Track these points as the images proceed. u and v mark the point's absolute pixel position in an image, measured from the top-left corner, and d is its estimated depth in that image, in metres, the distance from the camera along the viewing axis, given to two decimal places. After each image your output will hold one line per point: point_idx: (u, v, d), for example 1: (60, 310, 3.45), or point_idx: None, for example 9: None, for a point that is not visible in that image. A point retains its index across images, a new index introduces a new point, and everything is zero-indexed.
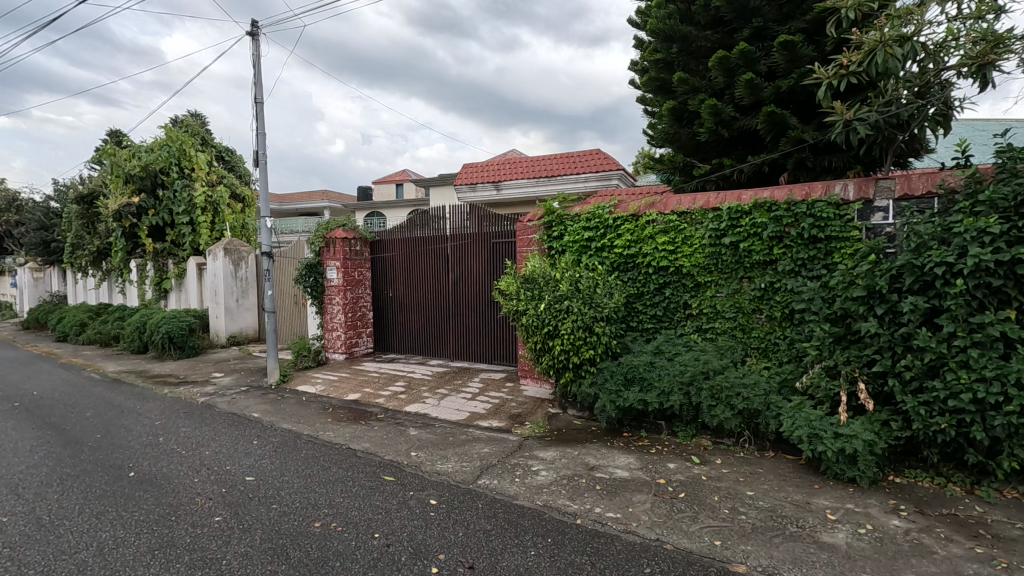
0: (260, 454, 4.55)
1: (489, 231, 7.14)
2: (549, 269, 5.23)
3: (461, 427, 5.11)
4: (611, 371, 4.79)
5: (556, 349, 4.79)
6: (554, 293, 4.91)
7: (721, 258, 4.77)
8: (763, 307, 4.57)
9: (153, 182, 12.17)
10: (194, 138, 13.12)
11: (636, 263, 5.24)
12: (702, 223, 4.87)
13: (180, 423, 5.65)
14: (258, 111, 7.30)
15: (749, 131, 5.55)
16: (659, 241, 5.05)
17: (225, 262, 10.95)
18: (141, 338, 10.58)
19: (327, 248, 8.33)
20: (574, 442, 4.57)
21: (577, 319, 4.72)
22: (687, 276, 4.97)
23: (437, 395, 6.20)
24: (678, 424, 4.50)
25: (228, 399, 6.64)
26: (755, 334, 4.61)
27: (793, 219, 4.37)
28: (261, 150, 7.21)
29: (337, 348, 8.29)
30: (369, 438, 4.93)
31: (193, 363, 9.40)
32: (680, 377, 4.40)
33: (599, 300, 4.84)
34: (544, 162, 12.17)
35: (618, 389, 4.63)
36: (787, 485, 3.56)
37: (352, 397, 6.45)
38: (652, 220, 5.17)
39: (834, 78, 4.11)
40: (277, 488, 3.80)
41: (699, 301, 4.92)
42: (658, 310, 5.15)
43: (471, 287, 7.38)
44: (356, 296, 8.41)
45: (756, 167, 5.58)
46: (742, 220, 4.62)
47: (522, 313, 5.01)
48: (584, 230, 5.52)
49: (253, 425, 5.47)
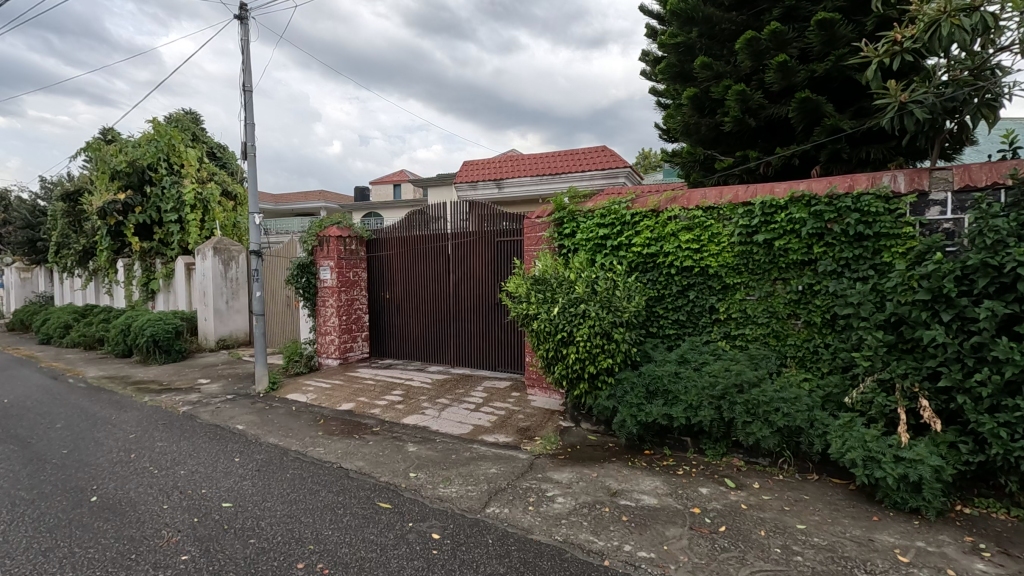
0: (242, 474, 4.08)
1: (493, 228, 6.68)
2: (560, 269, 4.77)
3: (464, 443, 4.64)
4: (632, 382, 4.34)
5: (570, 358, 4.33)
6: (568, 296, 4.44)
7: (752, 258, 4.33)
8: (800, 312, 4.12)
9: (141, 178, 11.69)
10: (185, 133, 12.62)
11: (656, 263, 4.79)
12: (731, 219, 4.44)
13: (157, 436, 5.17)
14: (246, 100, 6.84)
15: (778, 120, 5.14)
16: (683, 238, 4.61)
17: (214, 262, 10.47)
18: (126, 341, 10.08)
19: (320, 247, 7.88)
20: (591, 462, 4.12)
21: (594, 325, 4.25)
22: (714, 278, 4.53)
23: (437, 405, 5.74)
24: (707, 442, 4.05)
25: (212, 409, 6.16)
26: (791, 342, 4.16)
27: (836, 214, 3.93)
28: (249, 142, 6.76)
29: (331, 352, 7.83)
30: (363, 455, 4.46)
31: (179, 368, 8.91)
32: (710, 390, 3.95)
33: (618, 303, 4.37)
34: (548, 160, 11.72)
35: (640, 404, 4.18)
36: (842, 517, 3.11)
37: (346, 407, 5.98)
38: (673, 216, 4.73)
39: (886, 57, 3.64)
40: (257, 518, 3.32)
41: (727, 305, 4.48)
42: (680, 314, 4.70)
43: (474, 288, 6.92)
44: (351, 298, 7.95)
45: (785, 159, 5.16)
46: (777, 215, 4.18)
47: (532, 318, 4.55)
48: (599, 227, 5.07)
49: (237, 439, 5.00)
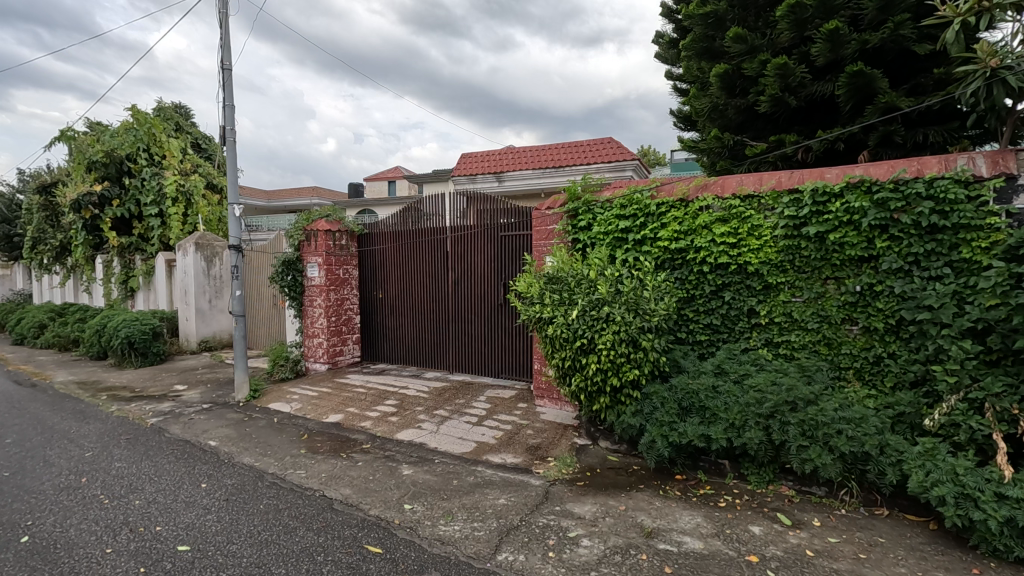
0: (206, 505, 3.47)
1: (496, 221, 6.09)
2: (576, 265, 4.19)
3: (467, 465, 4.04)
4: (662, 398, 3.75)
5: (590, 369, 3.74)
6: (589, 297, 3.85)
7: (799, 254, 3.78)
8: (858, 316, 3.57)
9: (119, 170, 11.03)
10: (168, 122, 11.91)
11: (685, 259, 4.22)
12: (773, 210, 3.89)
13: (117, 454, 4.54)
14: (225, 78, 6.21)
15: (821, 99, 4.62)
16: (718, 232, 4.05)
17: (196, 259, 9.83)
18: (100, 343, 9.40)
19: (308, 242, 7.27)
20: (616, 491, 3.53)
21: (620, 331, 3.66)
22: (753, 277, 3.96)
23: (435, 418, 5.14)
24: (750, 467, 3.48)
25: (184, 421, 5.53)
26: (846, 352, 3.61)
27: (904, 202, 3.36)
28: (228, 125, 6.14)
29: (319, 356, 7.23)
30: (350, 480, 3.85)
31: (155, 372, 8.27)
32: (756, 409, 3.38)
33: (646, 305, 3.77)
34: (550, 152, 11.13)
35: (672, 422, 3.60)
36: (933, 570, 2.53)
37: (333, 420, 5.37)
38: (706, 206, 4.16)
39: (970, 16, 3.09)
40: (219, 567, 2.72)
41: (769, 307, 3.91)
42: (713, 318, 4.14)
43: (475, 287, 6.33)
44: (341, 297, 7.35)
45: (828, 143, 4.64)
46: (831, 204, 3.62)
47: (546, 322, 3.97)
48: (619, 218, 4.50)
49: (207, 459, 4.38)
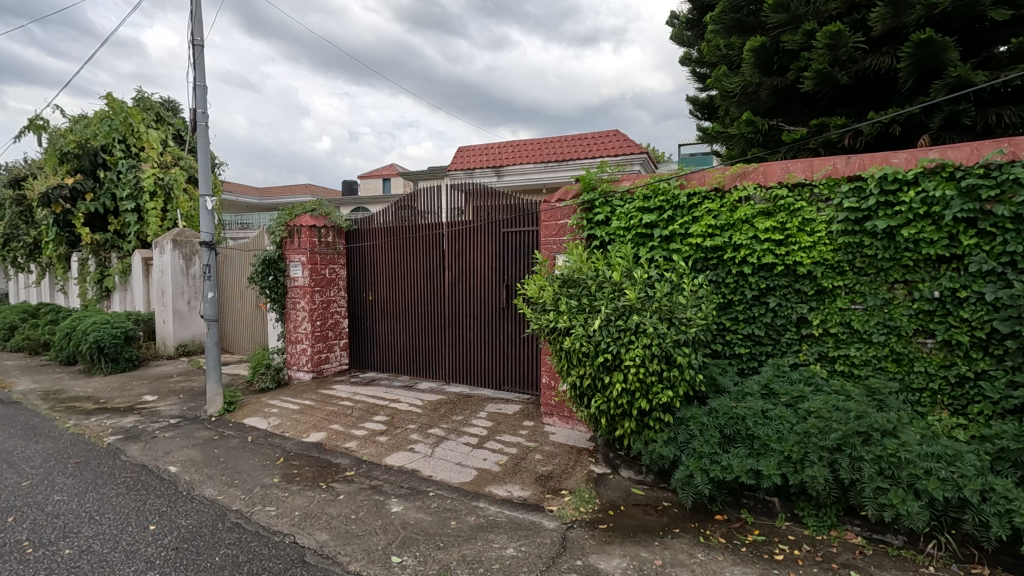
0: (150, 558, 2.84)
1: (499, 216, 5.49)
2: (596, 266, 3.57)
3: (467, 501, 3.44)
4: (700, 424, 3.16)
5: (615, 390, 3.13)
6: (613, 303, 3.24)
7: (862, 253, 3.20)
8: (935, 328, 2.99)
9: (93, 162, 10.34)
10: (147, 112, 11.20)
11: (722, 259, 3.63)
12: (829, 201, 3.30)
13: (60, 483, 3.90)
14: (196, 55, 5.57)
15: (876, 74, 4.36)
16: (761, 227, 3.46)
17: (174, 256, 9.19)
18: (68, 347, 8.71)
19: (290, 238, 6.63)
20: (646, 539, 2.92)
21: (653, 345, 3.04)
22: (804, 280, 3.38)
23: (430, 438, 4.54)
24: (807, 508, 2.90)
25: (145, 440, 4.88)
26: (919, 370, 3.03)
27: (999, 190, 2.77)
28: (200, 109, 5.50)
29: (302, 364, 6.60)
30: (328, 520, 3.24)
31: (124, 380, 7.58)
32: (819, 440, 2.80)
33: (684, 313, 3.16)
34: (552, 145, 10.53)
35: (713, 454, 3.02)
36: None
37: (315, 439, 4.75)
38: (747, 197, 3.57)
39: None
40: None
41: (823, 316, 3.33)
42: (755, 328, 3.55)
43: (476, 288, 5.73)
44: (327, 299, 6.73)
45: (883, 126, 4.35)
46: (903, 194, 3.03)
47: (562, 332, 3.37)
48: (642, 212, 3.91)
49: (163, 491, 3.74)
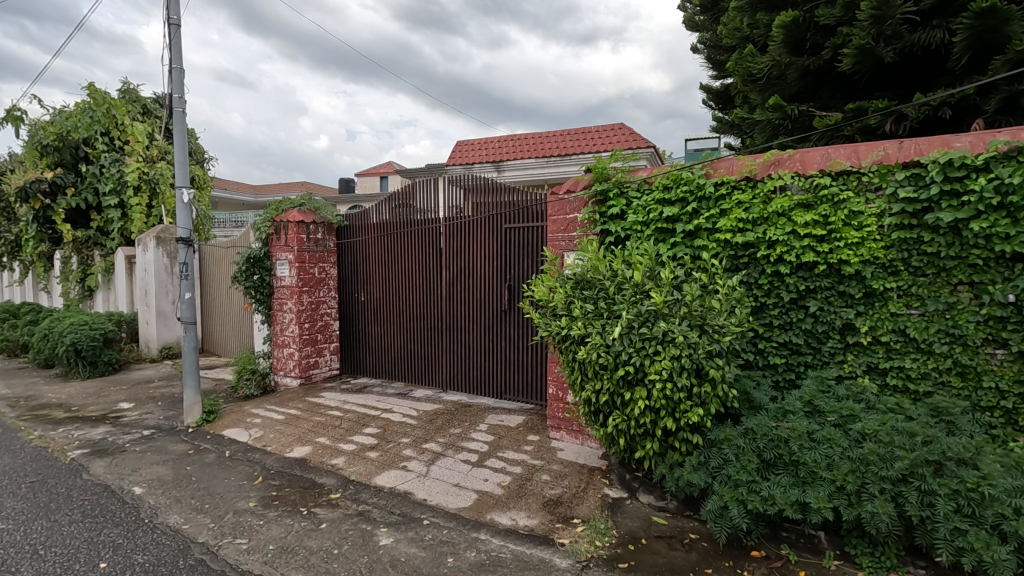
0: None
1: (501, 210, 5.06)
2: (613, 264, 3.16)
3: (467, 532, 3.02)
4: (736, 447, 2.74)
5: (638, 408, 2.72)
6: (636, 308, 2.83)
7: (920, 250, 2.79)
8: (1008, 337, 2.59)
9: (75, 155, 9.87)
10: (133, 104, 10.71)
11: (755, 257, 3.22)
12: (880, 191, 2.89)
13: (8, 508, 3.46)
14: (172, 35, 5.14)
15: (924, 52, 4.12)
16: (801, 221, 3.05)
17: (158, 254, 8.76)
18: (44, 350, 8.25)
19: (276, 235, 6.19)
20: None
21: (683, 356, 2.62)
22: (850, 281, 2.96)
23: (426, 453, 4.12)
24: (861, 545, 2.47)
25: (113, 455, 4.44)
26: (988, 386, 2.64)
27: None
28: (175, 94, 5.07)
29: (290, 370, 6.17)
30: (306, 557, 2.81)
31: (101, 386, 7.14)
32: (880, 470, 2.38)
33: (718, 318, 2.74)
34: (554, 139, 10.11)
35: (751, 482, 2.61)
36: None
37: (299, 454, 4.33)
38: (784, 187, 3.16)
39: None
40: None
41: (873, 322, 2.92)
42: (793, 335, 3.14)
43: (476, 289, 5.30)
44: (316, 300, 6.30)
45: (931, 110, 4.10)
46: (972, 181, 2.62)
47: (577, 340, 2.95)
48: (663, 203, 3.50)
49: (122, 518, 3.30)
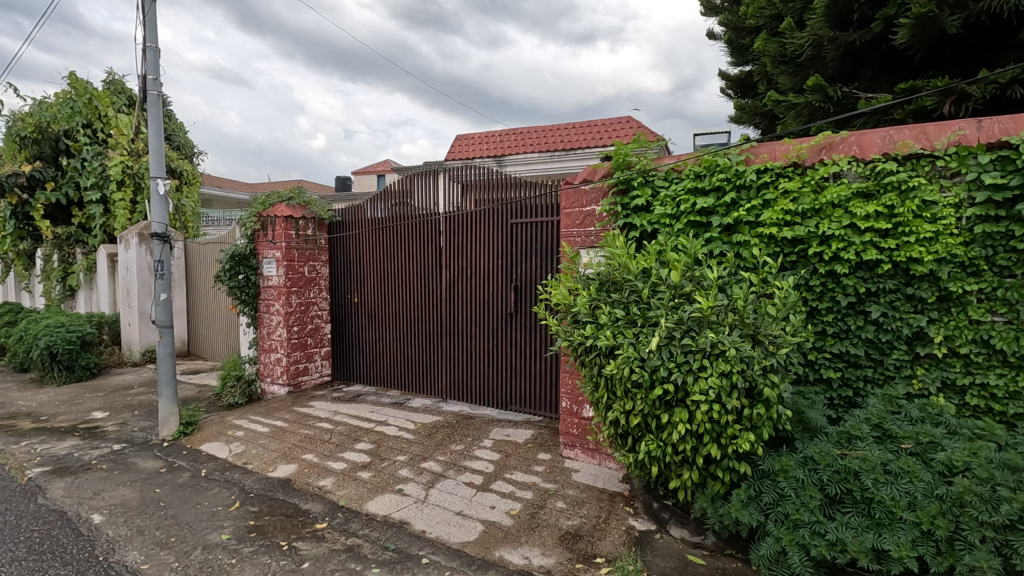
0: None
1: (507, 204, 4.62)
2: (643, 262, 2.73)
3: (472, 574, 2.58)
4: (794, 480, 2.31)
5: (677, 433, 2.29)
6: (675, 315, 2.39)
7: (1007, 247, 2.37)
8: None
9: (55, 148, 9.40)
10: (118, 95, 10.20)
11: (806, 255, 2.79)
12: (957, 178, 2.47)
13: None
14: (146, 10, 4.70)
15: (987, 24, 3.75)
16: (862, 213, 2.62)
17: (141, 252, 8.30)
18: (18, 353, 7.78)
19: (263, 231, 5.75)
20: None
21: (734, 372, 2.19)
22: (921, 283, 2.54)
23: (426, 473, 3.69)
24: None
25: (75, 475, 3.98)
26: None
27: None
28: (150, 75, 4.63)
29: (277, 377, 5.72)
30: None
31: (77, 393, 6.68)
32: (980, 514, 1.95)
33: (773, 327, 2.32)
34: (558, 132, 9.67)
35: (814, 523, 2.18)
36: None
37: (283, 473, 3.88)
38: (840, 174, 2.73)
39: None
40: None
41: (948, 331, 2.50)
42: (851, 346, 2.72)
43: (481, 291, 4.86)
44: (306, 302, 5.86)
45: (997, 89, 3.75)
46: None
47: (604, 351, 2.52)
48: (696, 193, 3.06)
49: (73, 556, 2.84)
